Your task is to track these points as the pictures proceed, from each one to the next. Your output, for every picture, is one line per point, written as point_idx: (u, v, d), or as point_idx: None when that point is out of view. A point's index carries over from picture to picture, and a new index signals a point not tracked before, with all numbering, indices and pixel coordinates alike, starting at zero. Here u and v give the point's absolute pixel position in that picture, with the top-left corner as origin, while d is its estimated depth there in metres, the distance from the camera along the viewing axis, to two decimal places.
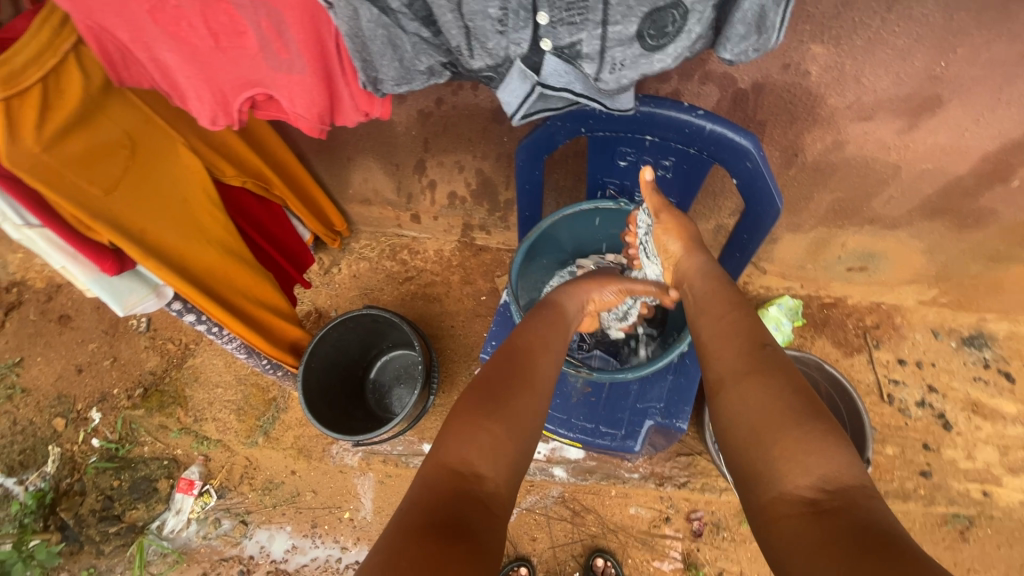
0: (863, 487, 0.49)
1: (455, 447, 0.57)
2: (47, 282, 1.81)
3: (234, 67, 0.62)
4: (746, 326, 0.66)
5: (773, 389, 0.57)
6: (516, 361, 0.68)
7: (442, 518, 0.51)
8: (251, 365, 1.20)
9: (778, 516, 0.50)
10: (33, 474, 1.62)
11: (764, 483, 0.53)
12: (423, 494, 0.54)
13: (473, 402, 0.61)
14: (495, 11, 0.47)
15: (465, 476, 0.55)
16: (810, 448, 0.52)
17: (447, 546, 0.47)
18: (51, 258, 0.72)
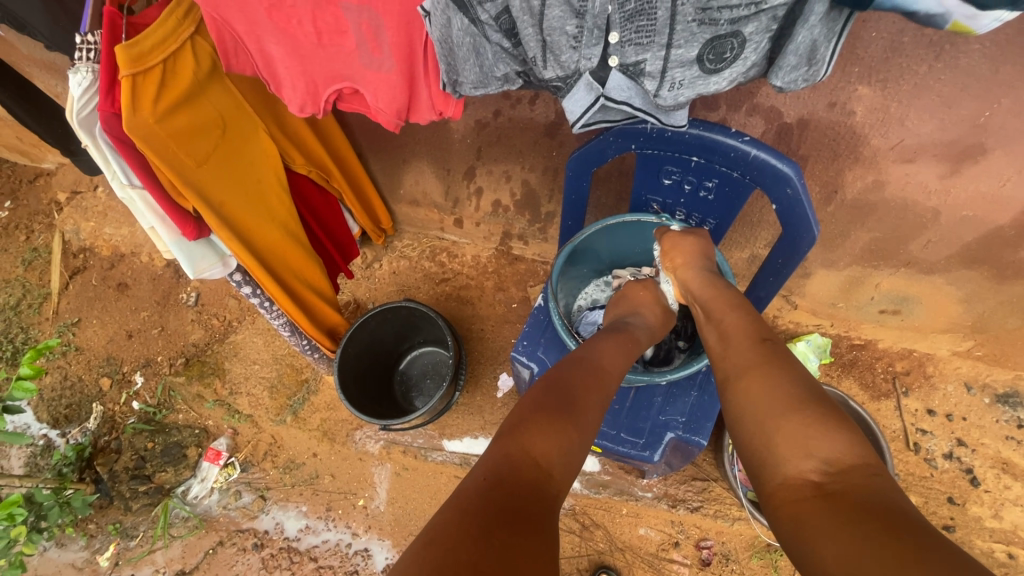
0: (866, 466, 0.51)
1: (537, 441, 0.58)
2: (112, 251, 1.95)
3: (330, 62, 0.70)
4: (746, 327, 0.70)
5: (776, 382, 0.60)
6: (586, 373, 0.70)
7: (515, 501, 0.51)
8: (292, 343, 1.27)
9: (784, 500, 0.52)
10: (76, 428, 1.73)
11: (771, 468, 0.55)
12: (494, 471, 0.55)
13: (551, 404, 0.63)
14: (572, 28, 0.54)
15: (542, 469, 0.56)
16: (813, 433, 0.54)
17: (515, 534, 0.47)
18: (143, 217, 0.81)
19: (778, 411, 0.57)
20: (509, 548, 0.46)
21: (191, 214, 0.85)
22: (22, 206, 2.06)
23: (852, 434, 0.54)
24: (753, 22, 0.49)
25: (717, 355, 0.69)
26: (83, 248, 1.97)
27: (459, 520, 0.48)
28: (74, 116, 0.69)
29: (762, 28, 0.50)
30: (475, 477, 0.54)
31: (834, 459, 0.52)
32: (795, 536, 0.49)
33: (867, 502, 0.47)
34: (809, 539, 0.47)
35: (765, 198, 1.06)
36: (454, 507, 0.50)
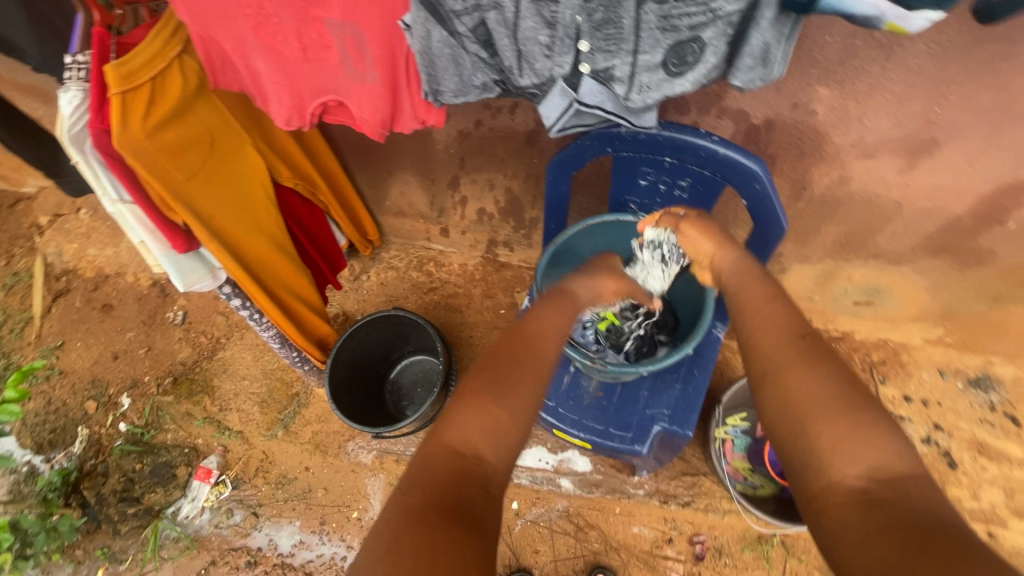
0: (916, 475, 0.51)
1: (459, 430, 0.59)
2: (96, 273, 1.94)
3: (315, 76, 0.73)
4: (786, 318, 0.69)
5: (823, 378, 0.60)
6: (521, 343, 0.70)
7: (451, 501, 0.52)
8: (282, 355, 1.29)
9: (827, 504, 0.52)
10: (61, 453, 1.69)
11: (812, 470, 0.55)
12: (430, 476, 0.55)
13: (483, 385, 0.63)
14: (544, 38, 0.57)
15: (467, 456, 0.57)
16: (859, 438, 0.54)
17: (448, 526, 0.49)
18: (133, 232, 0.83)
19: (825, 412, 0.57)
20: (450, 554, 0.47)
21: (181, 227, 0.86)
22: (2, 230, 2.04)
23: (901, 440, 0.54)
24: (711, 27, 0.53)
25: (750, 347, 0.68)
26: (64, 271, 1.95)
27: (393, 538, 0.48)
28: (62, 132, 0.71)
29: (720, 33, 0.54)
30: (412, 485, 0.54)
31: (883, 469, 0.52)
32: (840, 541, 0.49)
33: (917, 515, 0.47)
34: (855, 546, 0.48)
35: (738, 196, 1.10)
36: (389, 524, 0.50)
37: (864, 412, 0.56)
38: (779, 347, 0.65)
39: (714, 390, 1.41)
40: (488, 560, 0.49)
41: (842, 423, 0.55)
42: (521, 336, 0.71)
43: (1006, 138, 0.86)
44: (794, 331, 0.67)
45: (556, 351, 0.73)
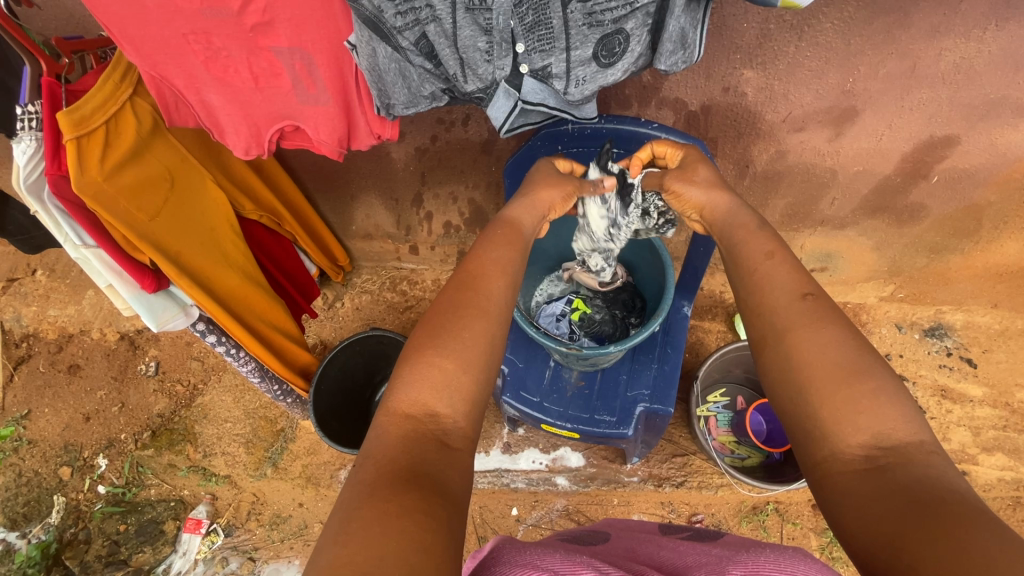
0: (922, 444, 0.48)
1: (409, 394, 0.57)
2: (59, 333, 1.88)
3: (268, 104, 0.76)
4: (786, 275, 0.63)
5: (821, 330, 0.56)
6: (461, 288, 0.66)
7: (409, 469, 0.50)
8: (263, 388, 1.27)
9: (829, 473, 0.50)
10: (37, 526, 1.63)
11: (812, 443, 0.52)
12: (383, 450, 0.53)
13: (427, 340, 0.61)
14: (483, 44, 0.62)
15: (425, 421, 0.56)
16: (862, 407, 0.50)
17: (406, 495, 0.47)
18: (100, 276, 0.83)
19: (830, 379, 0.52)
20: (410, 525, 0.45)
21: (148, 266, 0.86)
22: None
23: (910, 409, 0.50)
24: (632, 19, 0.59)
25: (752, 308, 0.63)
26: (25, 336, 1.90)
27: (344, 520, 0.46)
28: (19, 183, 0.71)
29: (641, 23, 0.59)
30: (365, 462, 0.52)
31: (890, 438, 0.49)
32: (844, 508, 0.48)
33: (927, 484, 0.45)
34: (857, 516, 0.46)
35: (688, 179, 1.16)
36: (339, 507, 0.48)
37: (870, 381, 0.51)
38: (781, 302, 0.60)
39: (692, 370, 1.46)
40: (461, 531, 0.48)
41: (849, 389, 0.51)
42: (460, 277, 0.68)
43: (916, 99, 0.95)
44: (796, 283, 0.62)
45: (506, 289, 0.68)
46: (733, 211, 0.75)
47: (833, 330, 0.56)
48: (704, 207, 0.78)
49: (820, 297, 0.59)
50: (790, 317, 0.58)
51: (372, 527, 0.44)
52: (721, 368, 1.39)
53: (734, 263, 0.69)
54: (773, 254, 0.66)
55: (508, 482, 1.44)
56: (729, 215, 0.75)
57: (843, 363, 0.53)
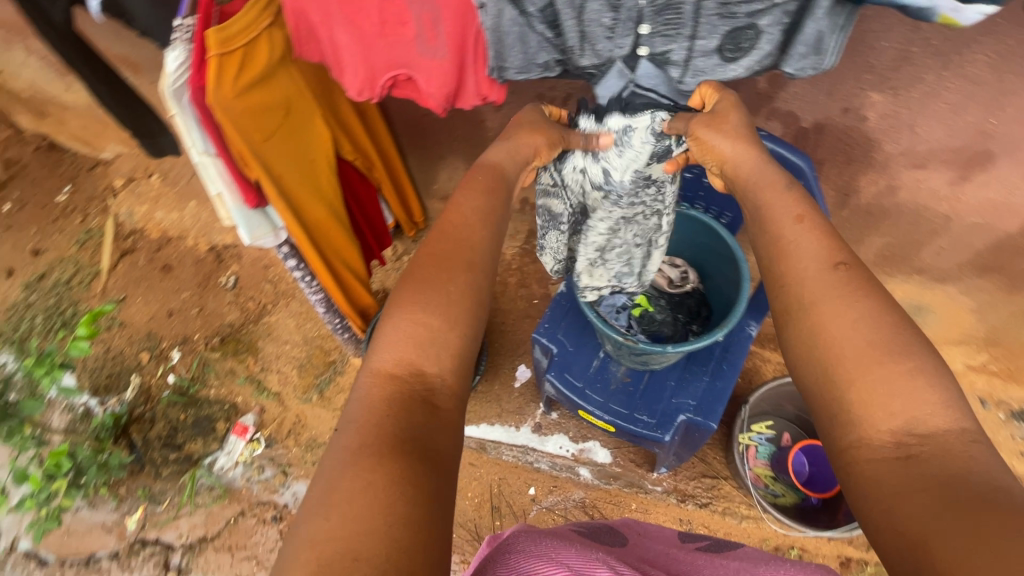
0: (963, 433, 0.48)
1: (392, 357, 0.62)
2: (160, 235, 2.10)
3: (389, 51, 0.79)
4: (812, 244, 0.62)
5: (857, 311, 0.56)
6: (450, 248, 0.70)
7: (395, 425, 0.56)
8: (326, 320, 1.36)
9: (858, 461, 0.51)
10: (114, 398, 1.81)
11: (841, 428, 0.53)
12: (366, 412, 0.58)
13: (405, 299, 0.65)
14: (608, 20, 0.62)
15: (415, 384, 0.61)
16: (898, 390, 0.51)
17: (389, 461, 0.53)
18: (212, 184, 0.91)
19: (867, 360, 0.53)
20: (392, 494, 0.50)
21: (253, 184, 0.94)
22: (80, 191, 2.29)
23: (946, 390, 0.50)
24: (769, 15, 0.57)
25: (777, 278, 0.63)
26: (132, 232, 2.13)
27: (330, 482, 0.52)
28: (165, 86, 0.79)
29: (777, 21, 0.57)
30: (348, 425, 0.57)
31: (924, 427, 0.49)
32: (869, 488, 0.49)
33: (960, 477, 0.46)
34: (882, 502, 0.48)
35: None
36: (327, 464, 0.54)
37: (905, 360, 0.52)
38: (810, 271, 0.60)
39: (741, 395, 1.41)
40: (441, 487, 0.54)
41: (872, 365, 0.53)
42: (443, 230, 0.71)
43: None
44: (828, 249, 0.61)
45: (490, 247, 0.73)
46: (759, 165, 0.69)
47: (864, 305, 0.56)
48: (733, 163, 0.71)
49: (853, 267, 0.59)
50: (822, 290, 0.58)
51: (357, 482, 0.51)
52: (773, 400, 1.34)
53: (759, 230, 0.68)
54: (802, 220, 0.64)
55: (531, 460, 1.46)
56: (755, 171, 0.70)
57: (876, 343, 0.53)
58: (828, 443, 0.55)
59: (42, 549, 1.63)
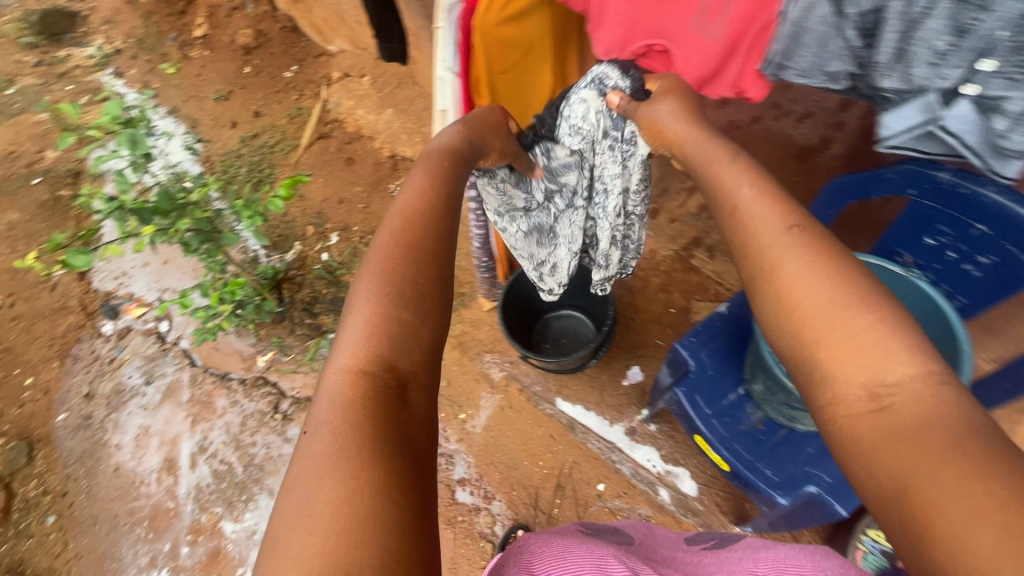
0: (932, 375, 0.49)
1: (360, 353, 0.60)
2: (354, 131, 2.34)
3: (660, 18, 0.77)
4: (783, 205, 0.65)
5: (820, 270, 0.57)
6: (419, 241, 0.70)
7: (372, 426, 0.55)
8: (475, 253, 1.43)
9: (837, 418, 0.52)
10: (278, 254, 2.09)
11: (818, 388, 0.54)
12: (338, 415, 0.56)
13: (371, 292, 0.65)
14: (942, 45, 0.54)
15: (389, 380, 0.60)
16: (865, 344, 0.52)
17: (371, 465, 0.52)
18: (442, 99, 1.00)
19: (830, 313, 0.55)
20: (374, 500, 0.50)
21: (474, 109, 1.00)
22: (304, 74, 2.62)
23: (910, 338, 0.51)
24: None
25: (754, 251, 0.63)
26: (333, 124, 2.41)
27: (305, 499, 0.50)
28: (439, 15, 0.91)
29: None
30: (319, 429, 0.55)
31: (891, 377, 0.50)
32: (855, 449, 0.49)
33: (936, 424, 0.45)
34: (866, 462, 0.48)
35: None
36: (303, 470, 0.53)
37: (866, 314, 0.53)
38: (770, 233, 0.63)
39: None
40: (419, 485, 0.54)
41: (825, 318, 0.55)
42: (411, 220, 0.72)
43: None
44: (777, 209, 0.65)
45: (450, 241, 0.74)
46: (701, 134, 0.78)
47: (819, 264, 0.58)
48: (680, 141, 0.81)
49: (808, 228, 0.61)
50: (782, 252, 0.60)
51: (334, 490, 0.50)
52: None
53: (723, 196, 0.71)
54: (754, 187, 0.68)
55: (614, 459, 1.45)
56: (699, 148, 0.77)
57: (832, 299, 0.55)
58: (812, 405, 0.55)
59: (192, 356, 1.89)
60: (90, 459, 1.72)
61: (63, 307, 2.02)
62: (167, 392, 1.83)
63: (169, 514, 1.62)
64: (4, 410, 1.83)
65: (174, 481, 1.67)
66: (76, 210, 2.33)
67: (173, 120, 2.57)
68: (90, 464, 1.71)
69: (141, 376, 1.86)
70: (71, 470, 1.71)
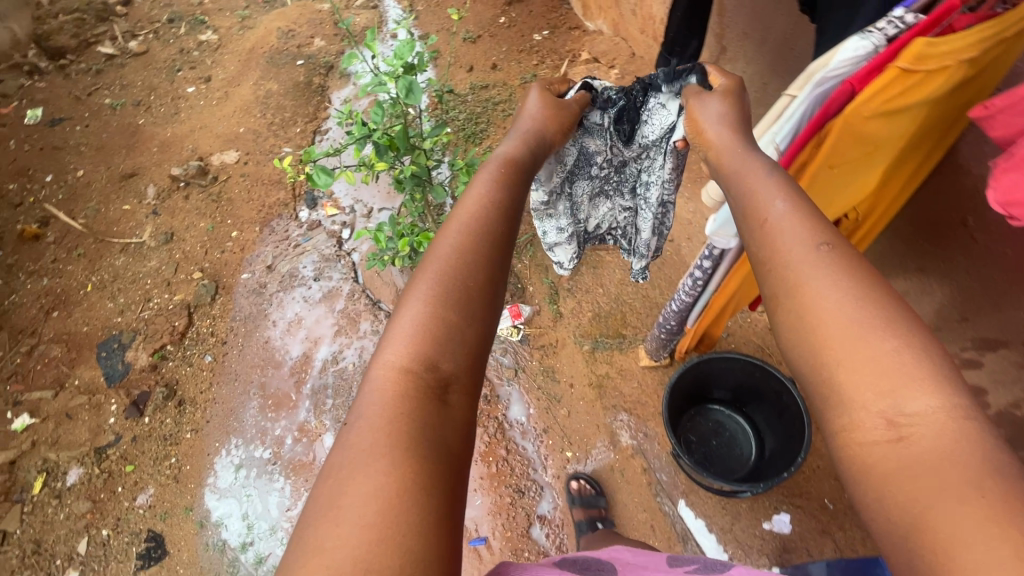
0: (947, 405, 0.49)
1: (403, 352, 0.65)
2: None
3: None
4: (819, 216, 0.66)
5: (829, 284, 0.59)
6: (480, 246, 0.73)
7: (410, 425, 0.60)
8: (665, 313, 1.33)
9: (853, 442, 0.52)
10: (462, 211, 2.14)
11: (831, 410, 0.55)
12: (379, 411, 0.61)
13: (423, 289, 0.69)
14: None
15: (430, 383, 0.63)
16: (874, 363, 0.53)
17: (401, 469, 0.56)
18: None
19: (845, 331, 0.55)
20: (400, 509, 0.53)
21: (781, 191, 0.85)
22: (551, 41, 2.58)
23: (922, 359, 0.52)
24: None
25: (785, 272, 0.63)
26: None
27: (334, 494, 0.55)
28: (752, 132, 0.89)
29: None
30: (358, 424, 0.61)
31: (913, 408, 0.50)
32: (870, 482, 0.50)
33: (957, 461, 0.46)
34: (879, 496, 0.49)
35: None
36: (341, 463, 0.58)
37: (888, 339, 0.53)
38: (797, 250, 0.63)
39: None
40: (448, 489, 0.57)
41: (844, 337, 0.55)
42: (473, 221, 0.75)
43: None
44: (807, 232, 0.64)
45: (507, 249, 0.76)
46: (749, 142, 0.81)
47: (845, 283, 0.58)
48: (717, 145, 0.82)
49: (835, 246, 0.61)
50: (805, 267, 0.61)
51: (363, 489, 0.55)
52: None
53: (752, 208, 0.71)
54: (788, 203, 0.69)
55: None
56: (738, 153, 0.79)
57: (854, 323, 0.56)
58: (824, 427, 0.56)
59: (357, 273, 2.02)
60: (252, 323, 1.93)
61: (279, 182, 2.27)
62: (327, 294, 1.98)
63: (289, 403, 1.77)
64: (209, 251, 2.11)
65: (303, 376, 1.82)
66: (319, 100, 2.59)
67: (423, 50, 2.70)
68: (250, 327, 1.92)
69: (312, 271, 2.03)
70: (236, 325, 1.93)
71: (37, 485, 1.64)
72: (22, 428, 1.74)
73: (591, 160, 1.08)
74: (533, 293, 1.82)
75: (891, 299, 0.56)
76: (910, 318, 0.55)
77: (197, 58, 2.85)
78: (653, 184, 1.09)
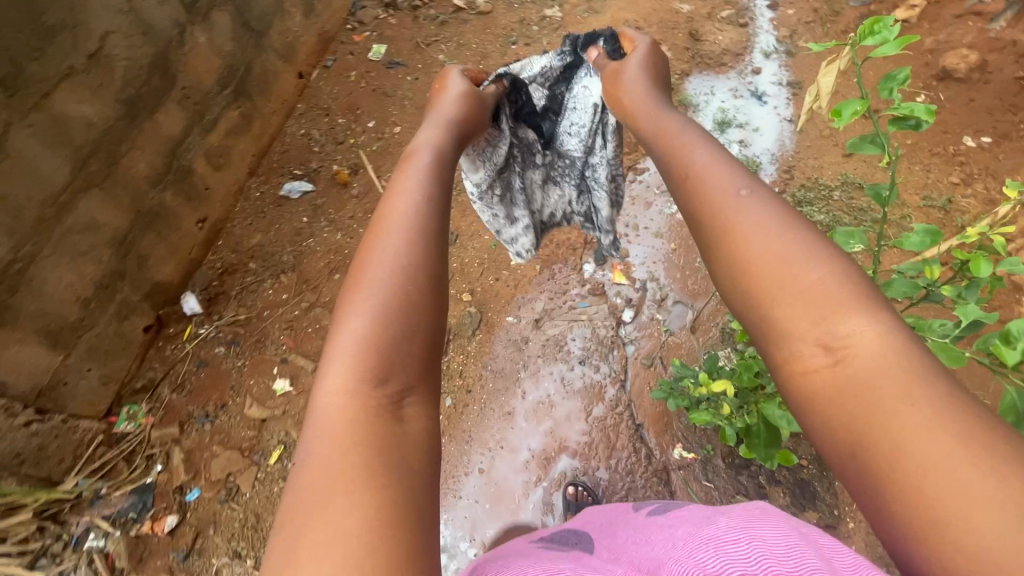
0: (859, 298, 0.56)
1: (335, 375, 0.59)
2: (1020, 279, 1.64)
3: None
4: (731, 161, 0.76)
5: (752, 211, 0.67)
6: (405, 269, 0.68)
7: (366, 459, 0.52)
8: None
9: (804, 376, 0.55)
10: None
11: (775, 343, 0.59)
12: (336, 437, 0.54)
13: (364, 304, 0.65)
14: None
15: (388, 407, 0.57)
16: (790, 284, 0.59)
17: (363, 513, 0.48)
18: None
19: (762, 258, 0.62)
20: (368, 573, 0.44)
21: None
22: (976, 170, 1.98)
23: (819, 250, 0.60)
24: None
25: (721, 222, 0.68)
26: None
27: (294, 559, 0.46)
28: None
29: None
30: (308, 463, 0.53)
31: (845, 331, 0.54)
32: (818, 409, 0.54)
33: (907, 382, 0.50)
34: (825, 424, 0.54)
35: None
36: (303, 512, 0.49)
37: (810, 269, 0.59)
38: (716, 192, 0.71)
39: None
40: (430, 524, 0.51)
41: (767, 265, 0.61)
42: (415, 229, 0.73)
43: None
44: (730, 185, 0.72)
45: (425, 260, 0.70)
46: (662, 110, 0.98)
47: (768, 212, 0.66)
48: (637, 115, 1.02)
49: (753, 189, 0.69)
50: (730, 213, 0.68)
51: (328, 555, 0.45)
52: None
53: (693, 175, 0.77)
54: (705, 150, 0.81)
55: None
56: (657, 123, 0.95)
57: (787, 253, 0.61)
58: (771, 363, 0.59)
59: (627, 376, 1.73)
60: (504, 383, 1.76)
61: None
62: (589, 390, 1.72)
63: (511, 504, 1.61)
64: (485, 273, 1.93)
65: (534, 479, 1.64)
66: None
67: (788, 131, 2.29)
68: (500, 387, 1.76)
69: (580, 349, 1.78)
70: (487, 376, 1.78)
71: (274, 456, 1.69)
72: (280, 393, 1.79)
73: (530, 147, 1.34)
74: (852, 533, 1.42)
75: (798, 218, 0.65)
76: (850, 262, 0.60)
77: (534, 34, 2.60)
78: (598, 163, 1.32)
